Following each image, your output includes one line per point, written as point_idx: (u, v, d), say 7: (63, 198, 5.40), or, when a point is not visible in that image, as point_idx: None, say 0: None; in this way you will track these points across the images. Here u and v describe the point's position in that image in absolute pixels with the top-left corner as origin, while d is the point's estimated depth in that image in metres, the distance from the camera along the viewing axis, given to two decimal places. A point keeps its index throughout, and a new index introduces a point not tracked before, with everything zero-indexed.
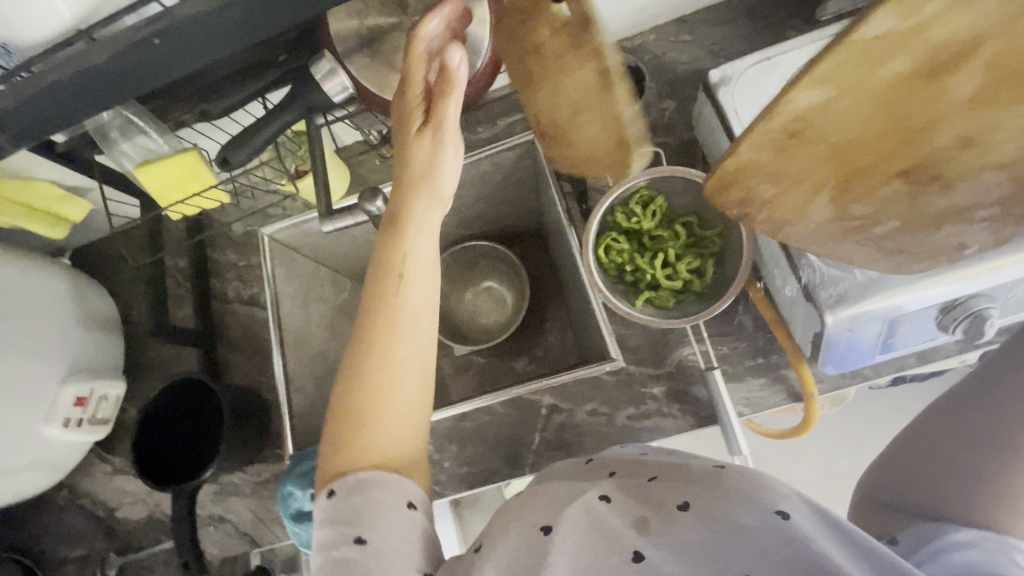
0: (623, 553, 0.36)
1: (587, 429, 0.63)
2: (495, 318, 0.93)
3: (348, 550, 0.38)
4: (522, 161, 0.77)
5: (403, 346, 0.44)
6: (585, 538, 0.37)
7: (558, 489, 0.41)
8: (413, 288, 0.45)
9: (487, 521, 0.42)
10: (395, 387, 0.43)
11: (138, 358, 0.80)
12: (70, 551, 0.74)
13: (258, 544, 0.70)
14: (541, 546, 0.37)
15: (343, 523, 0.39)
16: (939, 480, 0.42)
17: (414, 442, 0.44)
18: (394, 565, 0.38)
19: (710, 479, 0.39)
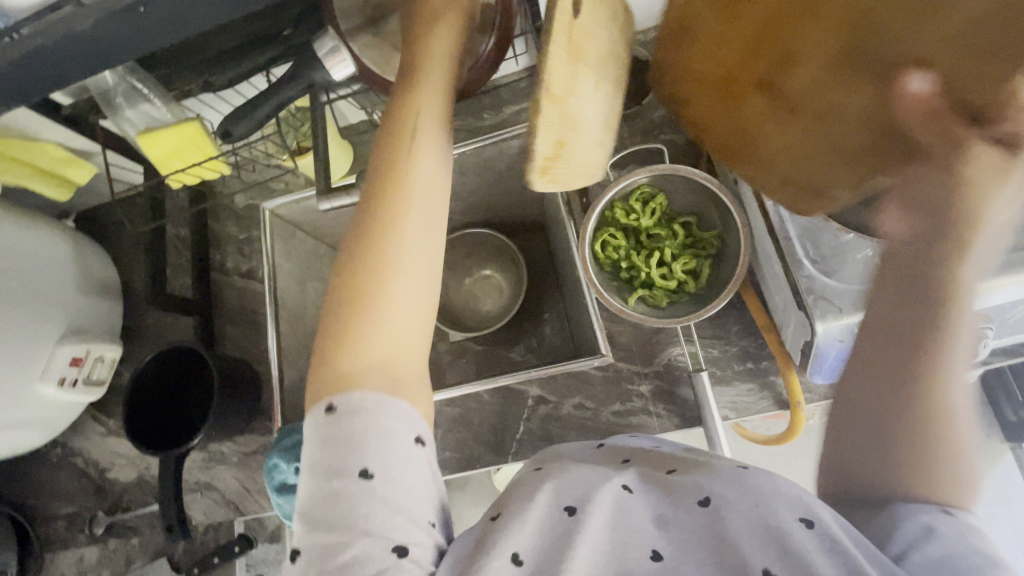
0: (642, 550, 0.37)
1: (571, 422, 0.64)
2: (492, 305, 0.94)
3: (351, 484, 0.34)
4: (526, 151, 0.77)
5: (400, 246, 0.40)
6: (611, 523, 0.38)
7: (580, 471, 0.42)
8: (425, 147, 0.44)
9: (504, 493, 0.42)
10: (405, 246, 0.40)
11: (135, 323, 0.81)
12: (61, 507, 0.76)
13: (242, 513, 0.71)
14: (563, 527, 0.38)
15: (344, 449, 0.35)
16: (880, 460, 0.35)
17: (416, 360, 0.40)
18: (399, 506, 0.35)
19: (733, 478, 0.39)
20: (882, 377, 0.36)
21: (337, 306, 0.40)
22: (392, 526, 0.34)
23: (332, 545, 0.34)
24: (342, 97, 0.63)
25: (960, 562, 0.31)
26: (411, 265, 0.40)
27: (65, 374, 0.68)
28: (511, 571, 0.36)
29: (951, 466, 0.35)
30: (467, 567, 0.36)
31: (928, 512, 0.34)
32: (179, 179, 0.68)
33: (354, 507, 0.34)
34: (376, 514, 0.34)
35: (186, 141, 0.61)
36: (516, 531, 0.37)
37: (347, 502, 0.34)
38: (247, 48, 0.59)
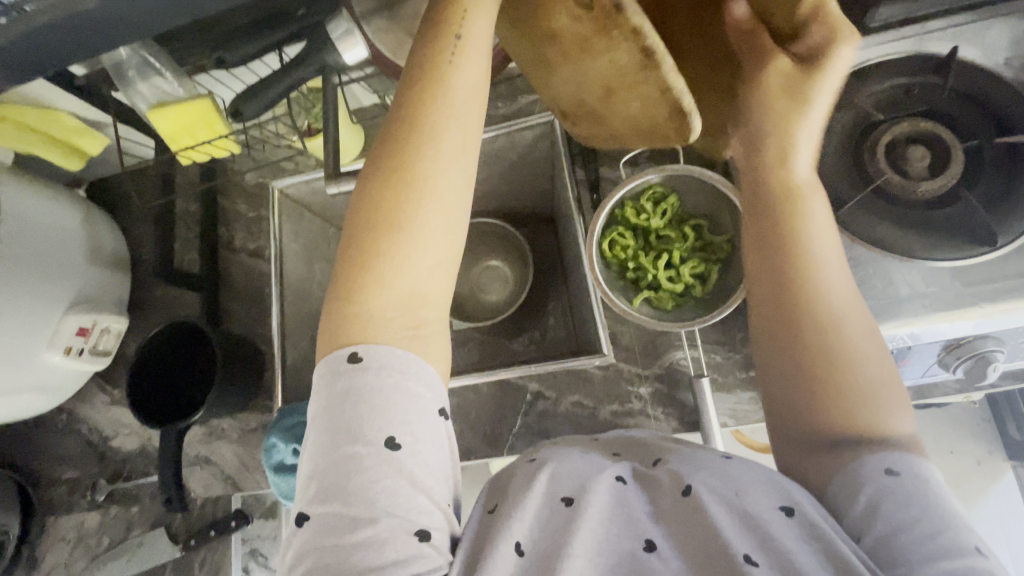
0: (635, 542, 0.38)
1: (569, 419, 0.64)
2: (497, 296, 0.94)
3: (370, 449, 0.34)
4: (538, 143, 0.76)
5: (433, 166, 0.38)
6: (607, 518, 0.38)
7: (575, 460, 0.41)
8: (466, 52, 0.40)
9: (505, 479, 0.42)
10: (440, 167, 0.39)
11: (143, 295, 0.82)
12: (65, 471, 0.78)
13: (239, 489, 0.72)
14: (562, 517, 0.38)
15: (367, 415, 0.34)
16: (808, 405, 0.39)
17: (438, 301, 0.39)
18: (417, 478, 0.34)
19: (715, 466, 0.39)
20: (787, 325, 0.41)
21: (362, 233, 0.38)
22: (415, 506, 0.34)
23: (348, 517, 0.33)
24: (354, 80, 0.63)
25: (916, 524, 0.33)
26: (442, 201, 0.38)
27: (71, 343, 0.69)
28: (514, 561, 0.36)
29: (882, 405, 0.38)
30: (474, 561, 0.35)
31: (871, 458, 0.36)
32: (188, 156, 0.68)
33: (377, 477, 0.33)
34: (399, 488, 0.34)
35: (199, 118, 0.61)
36: (519, 520, 0.37)
37: (369, 470, 0.33)
38: (261, 27, 0.58)
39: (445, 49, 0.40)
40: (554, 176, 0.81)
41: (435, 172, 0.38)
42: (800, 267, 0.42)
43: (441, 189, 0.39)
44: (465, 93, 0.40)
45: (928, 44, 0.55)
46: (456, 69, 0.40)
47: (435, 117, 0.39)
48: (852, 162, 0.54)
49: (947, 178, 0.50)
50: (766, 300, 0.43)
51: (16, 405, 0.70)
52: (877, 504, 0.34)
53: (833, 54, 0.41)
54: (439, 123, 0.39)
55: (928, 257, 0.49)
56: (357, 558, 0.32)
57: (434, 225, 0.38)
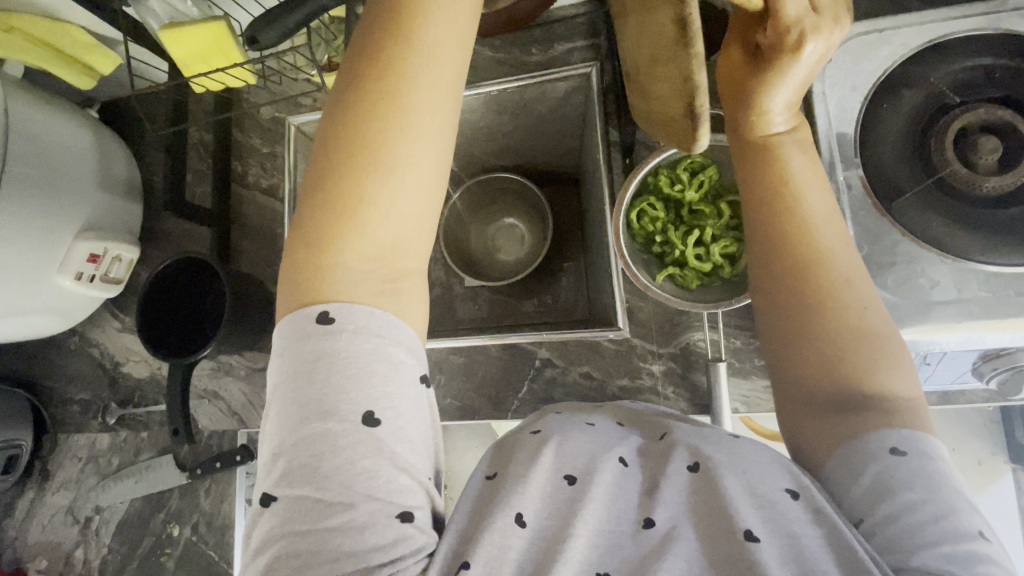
0: (635, 523, 0.37)
1: (575, 389, 0.63)
2: (513, 255, 0.92)
3: (342, 425, 0.32)
4: (572, 96, 0.71)
5: (412, 97, 0.35)
6: (611, 500, 0.37)
7: (581, 437, 0.40)
8: None
9: (507, 450, 0.40)
10: (419, 97, 0.35)
11: (154, 226, 0.80)
12: (79, 391, 0.79)
13: (245, 425, 0.73)
14: (566, 496, 0.37)
15: (342, 388, 0.32)
16: (818, 380, 0.37)
17: (417, 248, 0.37)
18: (394, 453, 0.33)
19: (726, 445, 0.39)
20: (794, 300, 0.39)
21: (337, 169, 0.35)
22: (396, 486, 0.32)
23: (323, 502, 0.31)
24: None
25: (919, 510, 0.32)
26: (424, 139, 0.35)
27: (82, 269, 0.69)
28: (517, 534, 0.35)
29: (895, 377, 0.36)
30: (472, 533, 0.35)
31: (878, 437, 0.34)
32: (201, 83, 0.65)
33: (355, 458, 0.32)
34: (379, 468, 0.32)
35: (214, 43, 0.57)
36: (521, 493, 0.36)
37: (345, 449, 0.32)
38: None
39: None
40: (584, 135, 0.77)
41: (420, 95, 0.35)
42: (811, 236, 0.40)
43: (428, 119, 0.35)
44: (453, 8, 0.36)
45: (1004, 21, 0.50)
46: None
47: (420, 37, 0.35)
48: (913, 148, 0.50)
49: (1019, 174, 0.46)
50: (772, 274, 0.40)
51: (29, 322, 0.71)
52: (882, 485, 0.33)
53: (784, 57, 0.39)
54: (427, 54, 0.35)
55: (976, 257, 0.47)
56: (334, 543, 0.31)
57: (419, 165, 0.35)
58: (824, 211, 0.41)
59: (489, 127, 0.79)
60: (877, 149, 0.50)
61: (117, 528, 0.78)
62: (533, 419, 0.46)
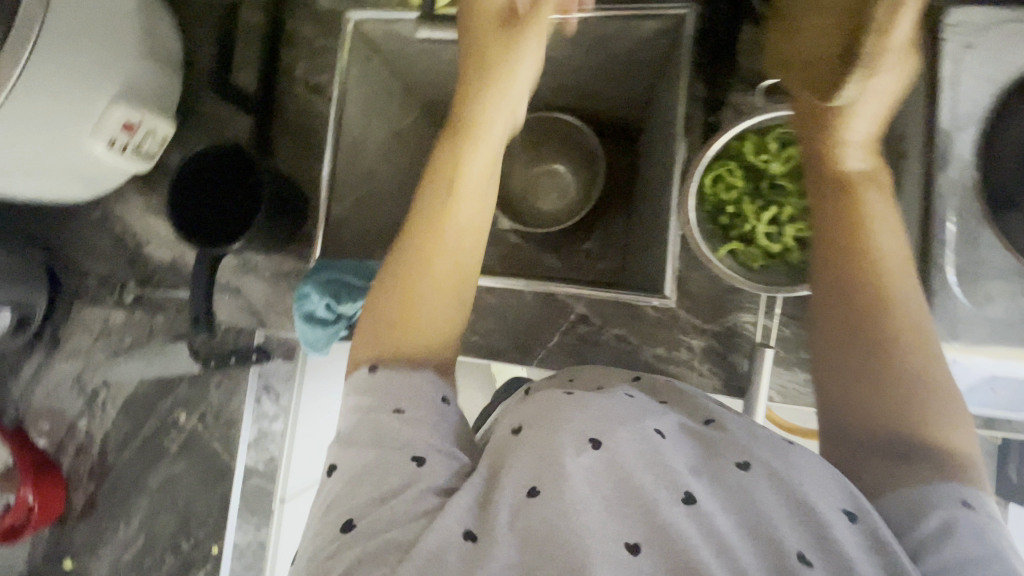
0: (671, 494, 0.35)
1: (607, 350, 0.61)
2: (553, 204, 0.86)
3: (381, 415, 0.39)
4: (659, 42, 0.65)
5: (445, 228, 0.44)
6: (642, 469, 0.36)
7: (612, 402, 0.39)
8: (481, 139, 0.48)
9: (533, 412, 0.40)
10: (451, 227, 0.44)
11: (192, 107, 0.76)
12: (98, 264, 0.78)
13: (263, 326, 0.71)
14: (590, 462, 0.36)
15: (385, 385, 0.40)
16: (875, 428, 0.37)
17: (443, 345, 0.43)
18: (414, 431, 0.39)
19: (780, 452, 0.37)
20: (850, 339, 0.39)
21: (387, 282, 0.43)
22: (414, 445, 0.38)
23: (360, 462, 0.38)
24: None
25: (986, 563, 0.31)
26: (451, 255, 0.44)
27: (115, 136, 0.65)
28: (529, 504, 0.36)
29: (956, 432, 0.36)
30: (490, 501, 0.36)
31: (947, 489, 0.34)
32: None
33: (384, 431, 0.39)
34: (402, 438, 0.38)
35: None
36: (550, 466, 0.36)
37: (378, 428, 0.39)
38: None
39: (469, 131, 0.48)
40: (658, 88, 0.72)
41: (447, 227, 0.44)
42: (880, 272, 0.39)
43: (456, 242, 0.44)
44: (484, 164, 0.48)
45: None
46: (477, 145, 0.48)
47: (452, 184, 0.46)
48: None
49: None
50: (833, 319, 0.40)
51: (52, 179, 0.69)
52: (949, 531, 0.33)
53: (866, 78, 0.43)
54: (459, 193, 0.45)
55: None
56: (363, 495, 0.37)
57: (445, 279, 0.43)
58: (897, 244, 0.41)
59: (559, 61, 0.73)
60: (994, 155, 0.46)
61: (119, 408, 0.76)
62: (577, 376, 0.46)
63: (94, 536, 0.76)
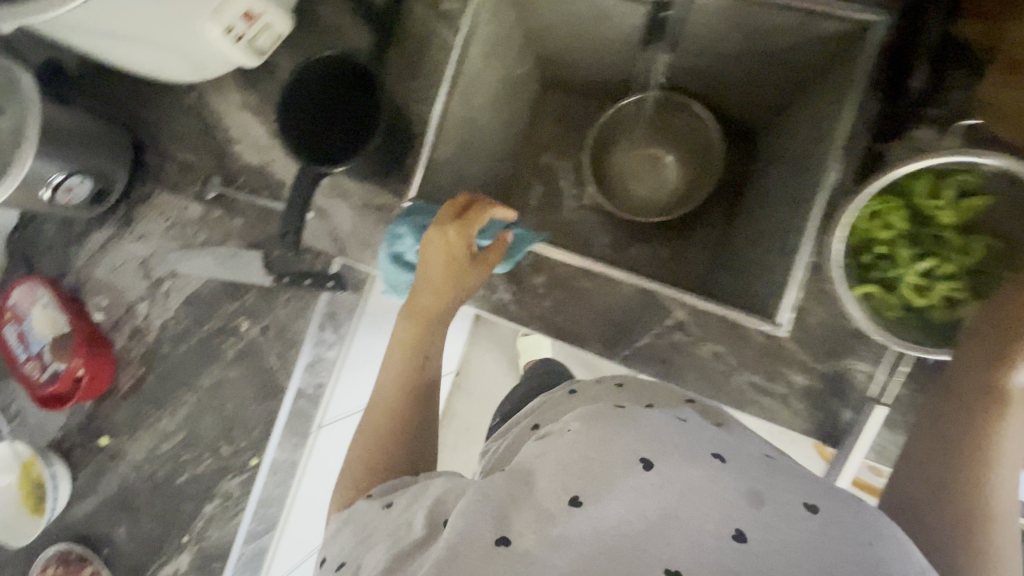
0: (723, 524, 0.35)
1: (699, 364, 0.57)
2: (645, 192, 0.83)
3: (361, 504, 0.47)
4: (830, 47, 0.59)
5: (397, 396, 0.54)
6: (697, 494, 0.36)
7: (668, 434, 0.41)
8: (438, 309, 0.55)
9: (585, 430, 0.42)
10: (404, 389, 0.54)
11: (307, 8, 0.71)
12: (183, 152, 0.75)
13: (343, 255, 0.69)
14: (649, 480, 0.37)
15: (355, 487, 0.50)
16: (942, 517, 0.38)
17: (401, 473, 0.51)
18: (383, 500, 0.47)
19: (842, 502, 0.37)
20: (954, 418, 0.41)
21: (359, 441, 0.53)
22: (378, 500, 0.47)
23: (347, 529, 0.46)
24: None
25: None
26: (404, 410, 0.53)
27: (234, 25, 0.61)
28: (569, 508, 0.37)
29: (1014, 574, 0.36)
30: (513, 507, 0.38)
31: None
32: None
33: (358, 505, 0.47)
34: (370, 503, 0.47)
35: None
36: (609, 487, 0.37)
37: (354, 508, 0.48)
38: None
39: (428, 300, 0.55)
40: (804, 97, 0.66)
41: (396, 391, 0.54)
42: (1008, 398, 0.40)
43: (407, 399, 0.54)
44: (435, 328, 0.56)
45: None
46: (434, 312, 0.55)
47: (408, 354, 0.55)
48: None
49: None
50: (948, 414, 0.42)
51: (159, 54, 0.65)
52: None
53: None
54: (412, 361, 0.55)
55: None
56: (349, 549, 0.44)
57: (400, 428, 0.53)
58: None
59: (705, 42, 0.66)
60: None
61: (182, 301, 0.74)
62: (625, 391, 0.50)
63: (132, 421, 0.75)
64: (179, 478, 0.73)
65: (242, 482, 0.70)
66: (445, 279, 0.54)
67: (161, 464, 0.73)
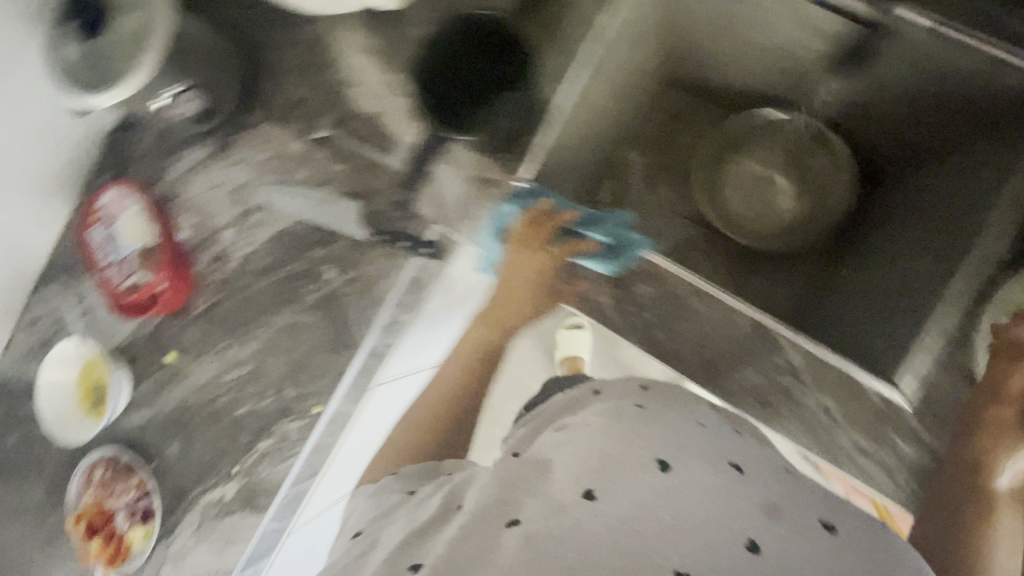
0: (740, 532, 0.38)
1: (804, 414, 0.54)
2: (744, 211, 0.77)
3: (392, 483, 0.58)
4: (1013, 101, 0.54)
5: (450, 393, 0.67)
6: (716, 497, 0.39)
7: (691, 437, 0.44)
8: (496, 325, 0.67)
9: (604, 427, 0.45)
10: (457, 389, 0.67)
11: None
12: (293, 85, 0.73)
13: (442, 224, 0.67)
14: (662, 482, 0.40)
15: (385, 462, 0.63)
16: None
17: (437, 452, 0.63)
18: (406, 481, 0.58)
19: (857, 524, 0.40)
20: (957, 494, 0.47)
21: (410, 424, 0.65)
22: (398, 481, 0.59)
23: (373, 506, 0.56)
24: None
25: None
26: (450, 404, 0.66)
27: None
28: (585, 503, 0.40)
29: None
30: (533, 495, 0.43)
31: None
32: None
33: (387, 483, 0.59)
34: (394, 483, 0.59)
35: None
36: (622, 483, 0.41)
37: (385, 482, 0.59)
38: None
39: (495, 315, 0.67)
40: (957, 151, 0.61)
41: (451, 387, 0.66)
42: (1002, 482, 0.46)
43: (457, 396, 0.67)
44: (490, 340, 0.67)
45: None
46: (495, 327, 0.67)
47: (465, 359, 0.67)
48: None
49: None
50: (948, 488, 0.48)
51: None
52: None
53: None
54: (466, 364, 0.67)
55: None
56: (376, 517, 0.55)
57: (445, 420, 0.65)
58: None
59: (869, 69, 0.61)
60: None
61: (269, 237, 0.73)
62: (647, 390, 0.50)
63: (200, 345, 0.75)
64: (237, 410, 0.73)
65: (301, 426, 0.70)
66: (522, 301, 0.65)
67: (222, 393, 0.74)
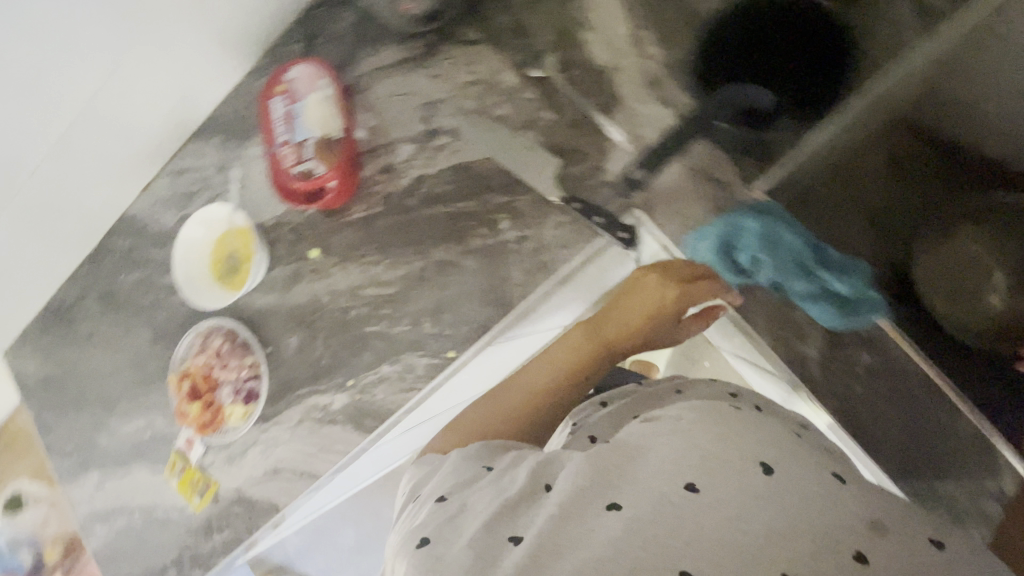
0: (849, 534, 0.30)
1: (994, 534, 0.50)
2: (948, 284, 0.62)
3: (458, 461, 0.43)
4: None
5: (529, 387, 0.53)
6: (814, 498, 0.32)
7: (788, 444, 0.37)
8: (600, 329, 0.56)
9: (700, 418, 0.39)
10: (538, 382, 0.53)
11: None
12: (525, 8, 0.66)
13: (644, 209, 0.61)
14: (762, 481, 0.33)
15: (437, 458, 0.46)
16: None
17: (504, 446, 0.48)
18: (472, 458, 0.43)
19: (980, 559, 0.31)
20: None
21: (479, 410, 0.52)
22: (465, 456, 0.44)
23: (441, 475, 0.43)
24: None
25: None
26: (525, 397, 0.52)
27: None
28: (680, 491, 0.34)
29: None
30: (605, 483, 0.36)
31: None
32: None
33: (452, 455, 0.44)
34: (461, 456, 0.44)
35: None
36: (717, 472, 0.34)
37: (443, 460, 0.45)
38: None
39: (602, 321, 0.57)
40: None
41: (528, 380, 0.54)
42: None
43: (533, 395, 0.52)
44: (595, 340, 0.55)
45: None
46: (598, 332, 0.56)
47: (552, 351, 0.56)
48: None
49: None
50: None
51: None
52: None
53: None
54: (553, 358, 0.55)
55: None
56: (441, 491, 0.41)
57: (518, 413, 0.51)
58: None
59: None
60: None
61: (450, 164, 0.69)
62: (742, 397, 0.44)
63: (349, 250, 0.72)
64: (369, 327, 0.71)
65: (430, 364, 0.68)
66: (632, 329, 0.56)
67: (357, 303, 0.72)
